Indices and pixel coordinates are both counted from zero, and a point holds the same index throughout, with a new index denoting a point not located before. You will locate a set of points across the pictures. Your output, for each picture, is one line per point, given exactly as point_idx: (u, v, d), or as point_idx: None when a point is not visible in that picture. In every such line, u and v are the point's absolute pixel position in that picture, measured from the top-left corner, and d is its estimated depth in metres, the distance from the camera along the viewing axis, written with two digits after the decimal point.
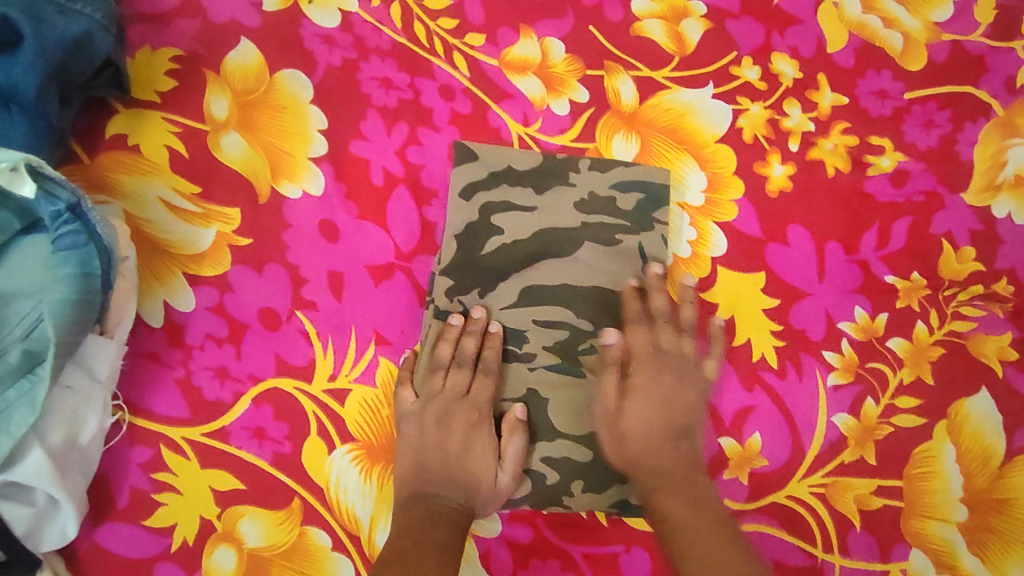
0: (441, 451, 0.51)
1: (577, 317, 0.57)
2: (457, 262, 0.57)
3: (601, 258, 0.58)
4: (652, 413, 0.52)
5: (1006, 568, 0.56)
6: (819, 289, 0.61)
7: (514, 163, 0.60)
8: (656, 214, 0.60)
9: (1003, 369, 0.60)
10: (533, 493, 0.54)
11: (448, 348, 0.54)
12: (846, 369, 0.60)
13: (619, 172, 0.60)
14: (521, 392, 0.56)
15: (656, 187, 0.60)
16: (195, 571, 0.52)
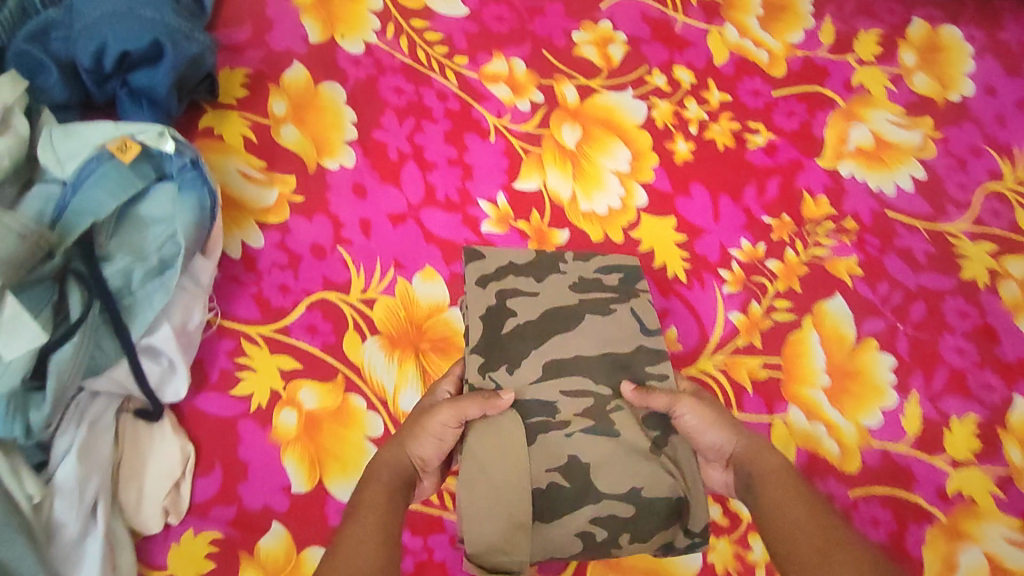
0: (383, 502, 0.59)
1: (597, 383, 0.69)
2: (481, 343, 0.69)
3: (601, 324, 0.72)
4: (715, 432, 0.66)
5: (857, 418, 0.79)
6: (714, 227, 0.84)
7: (514, 258, 0.75)
8: (638, 286, 0.75)
9: (852, 280, 0.84)
10: (586, 547, 0.65)
11: (451, 410, 0.62)
12: (748, 255, 0.83)
13: (597, 260, 0.77)
14: (564, 458, 0.65)
15: (630, 269, 0.77)
16: (268, 425, 0.72)
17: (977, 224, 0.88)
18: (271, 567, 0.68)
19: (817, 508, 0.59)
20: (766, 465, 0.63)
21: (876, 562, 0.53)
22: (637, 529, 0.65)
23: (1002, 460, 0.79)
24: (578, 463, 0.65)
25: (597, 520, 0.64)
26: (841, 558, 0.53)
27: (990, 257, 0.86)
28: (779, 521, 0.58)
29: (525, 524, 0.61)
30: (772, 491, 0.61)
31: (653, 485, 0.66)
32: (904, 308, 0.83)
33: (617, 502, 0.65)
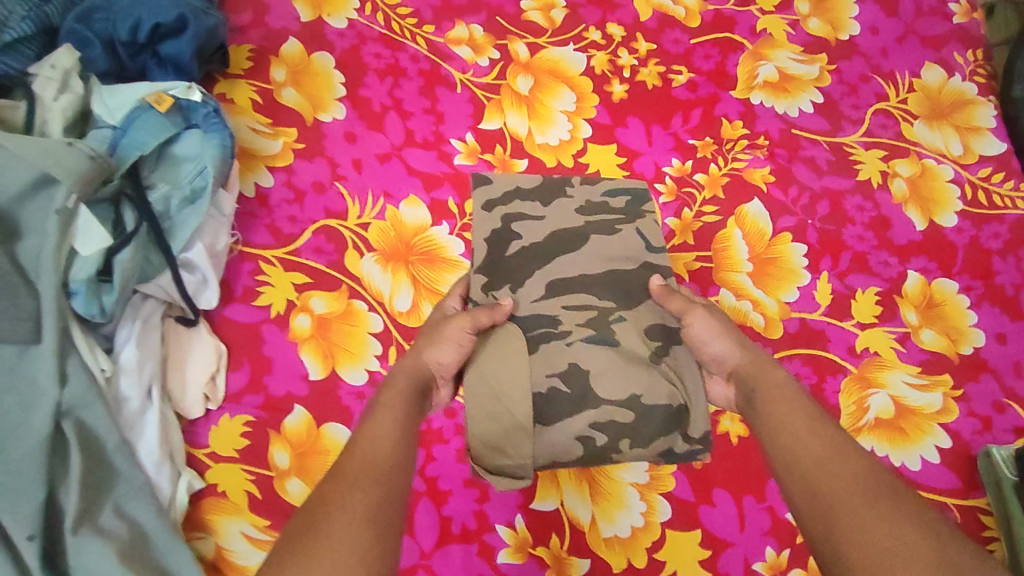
0: (400, 406, 0.66)
1: (601, 299, 0.82)
2: (484, 263, 0.84)
3: (606, 242, 0.86)
4: (720, 342, 0.75)
5: (780, 295, 0.94)
6: (649, 149, 1.00)
7: (519, 184, 0.89)
8: (644, 207, 0.90)
9: (768, 187, 1.00)
10: (584, 454, 0.76)
11: (467, 319, 0.74)
12: (679, 171, 0.99)
13: (602, 185, 0.92)
14: (564, 366, 0.77)
15: (637, 190, 0.91)
16: (286, 329, 0.85)
17: (867, 135, 1.05)
18: (298, 443, 0.80)
19: (815, 421, 0.66)
20: (769, 381, 0.71)
21: (869, 474, 0.61)
22: (635, 435, 0.76)
23: (899, 321, 0.94)
24: (577, 370, 0.77)
25: (594, 425, 0.75)
26: (839, 464, 0.62)
27: (881, 160, 1.03)
28: (780, 433, 0.66)
29: (526, 426, 0.73)
30: (769, 403, 0.70)
31: (653, 392, 0.77)
32: (812, 206, 0.99)
33: (616, 409, 0.76)
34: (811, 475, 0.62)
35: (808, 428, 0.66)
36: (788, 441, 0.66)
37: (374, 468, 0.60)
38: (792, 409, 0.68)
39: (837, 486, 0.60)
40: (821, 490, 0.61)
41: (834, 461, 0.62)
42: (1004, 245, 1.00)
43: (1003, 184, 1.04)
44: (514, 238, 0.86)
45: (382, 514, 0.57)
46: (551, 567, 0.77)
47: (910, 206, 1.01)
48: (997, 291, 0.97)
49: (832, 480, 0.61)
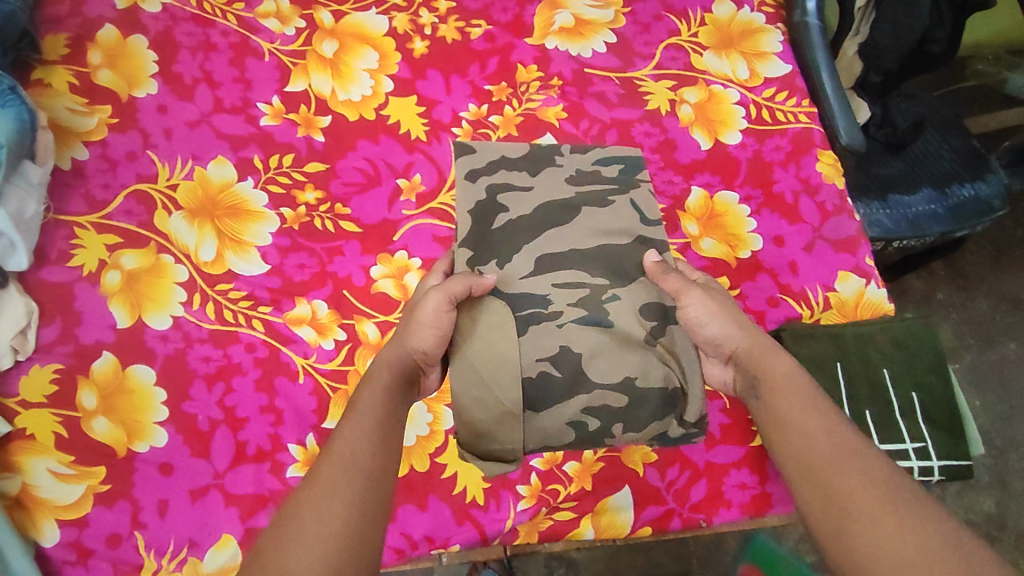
0: (379, 403, 0.71)
1: (591, 276, 0.86)
2: (471, 237, 0.89)
3: (601, 214, 0.92)
4: (715, 323, 0.82)
5: None
6: (447, 98, 1.07)
7: (505, 154, 0.97)
8: (638, 176, 0.97)
9: (560, 123, 1.07)
10: (579, 436, 0.83)
11: (441, 296, 0.78)
12: (475, 115, 1.06)
13: (595, 153, 0.99)
14: (556, 349, 0.82)
15: (631, 160, 0.99)
16: (96, 285, 0.91)
17: (657, 68, 1.12)
18: (105, 385, 0.86)
19: (824, 416, 0.73)
20: (774, 370, 0.78)
21: (874, 466, 0.68)
22: (626, 418, 0.83)
23: (681, 233, 1.01)
24: (569, 352, 0.82)
25: (587, 409, 0.82)
26: (848, 460, 0.68)
27: (669, 90, 1.10)
28: (789, 426, 0.74)
29: (514, 411, 0.79)
30: (774, 393, 0.77)
31: (644, 374, 0.83)
32: (601, 136, 1.06)
33: (610, 393, 0.82)
34: (823, 469, 0.69)
35: (815, 425, 0.73)
36: (793, 433, 0.73)
37: (347, 469, 0.65)
38: (801, 405, 0.75)
39: (848, 481, 0.67)
40: (832, 485, 0.67)
41: (845, 456, 0.69)
42: (785, 156, 1.07)
43: (786, 101, 1.11)
44: (502, 210, 0.92)
45: (364, 511, 0.63)
46: None
47: (696, 128, 1.08)
48: (777, 199, 1.04)
49: (841, 475, 0.68)
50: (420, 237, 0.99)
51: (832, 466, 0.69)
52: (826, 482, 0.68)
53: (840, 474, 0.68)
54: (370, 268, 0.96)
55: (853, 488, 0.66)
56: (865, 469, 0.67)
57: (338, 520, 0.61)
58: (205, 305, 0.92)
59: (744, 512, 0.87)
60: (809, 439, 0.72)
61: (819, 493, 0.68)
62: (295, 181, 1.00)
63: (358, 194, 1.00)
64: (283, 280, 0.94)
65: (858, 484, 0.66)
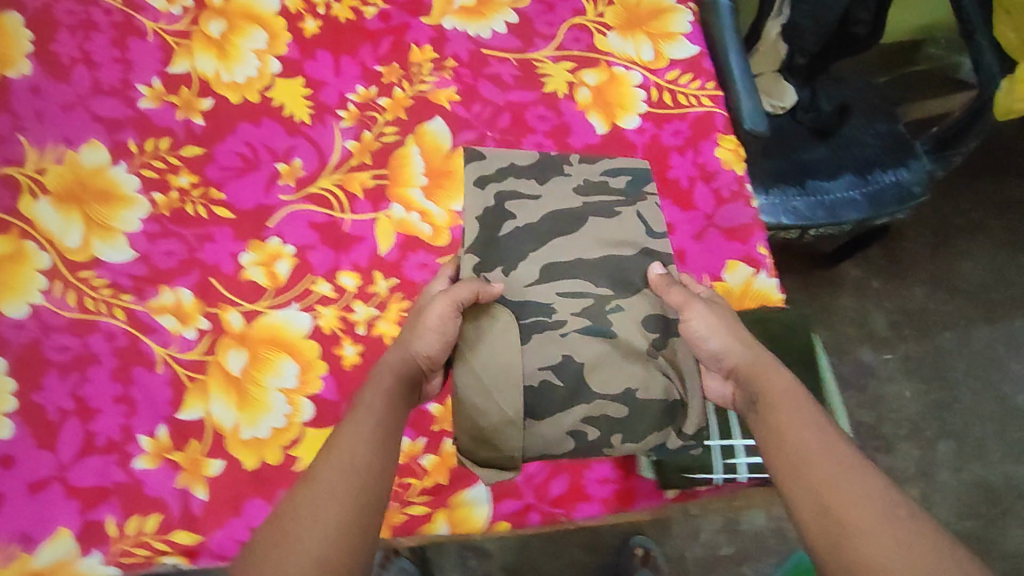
0: (379, 405, 0.70)
1: (594, 286, 0.87)
2: (478, 244, 0.88)
3: (607, 225, 0.92)
4: (717, 335, 0.79)
5: (449, 204, 0.98)
6: (334, 79, 1.03)
7: (515, 160, 0.95)
8: (644, 188, 0.96)
9: (451, 106, 1.03)
10: (577, 446, 0.82)
11: (447, 301, 0.77)
12: (362, 97, 1.03)
13: (603, 163, 0.97)
14: (557, 357, 0.83)
15: (640, 170, 0.97)
16: None
17: (559, 50, 1.07)
18: None
19: (825, 431, 0.69)
20: (775, 385, 0.74)
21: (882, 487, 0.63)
22: (624, 428, 0.83)
23: None
24: (571, 362, 0.82)
25: (585, 419, 0.82)
26: (850, 477, 0.64)
27: (568, 73, 1.06)
28: (786, 440, 0.69)
29: (516, 420, 0.79)
30: (774, 409, 0.72)
31: (645, 386, 0.84)
32: (493, 120, 1.03)
33: (610, 403, 0.83)
34: (827, 487, 0.64)
35: (817, 442, 0.68)
36: (793, 450, 0.68)
37: (340, 472, 0.63)
38: (801, 421, 0.70)
39: (853, 501, 0.62)
40: (834, 504, 0.63)
41: (850, 475, 0.64)
42: (683, 141, 1.03)
43: (689, 84, 1.07)
44: (508, 218, 0.90)
45: (360, 513, 0.61)
46: (183, 469, 0.84)
47: (593, 112, 1.04)
48: (671, 185, 1.01)
49: (845, 494, 0.63)
50: (297, 222, 0.97)
51: (837, 485, 0.64)
52: (827, 502, 0.63)
53: (843, 494, 0.63)
54: (239, 256, 0.95)
55: (858, 509, 0.62)
56: (871, 490, 0.63)
57: (318, 535, 0.59)
58: (66, 293, 0.89)
59: (605, 507, 0.87)
60: (811, 455, 0.67)
61: (819, 511, 0.63)
62: (170, 165, 0.97)
63: (235, 179, 0.98)
64: (150, 268, 0.92)
65: (861, 505, 0.62)
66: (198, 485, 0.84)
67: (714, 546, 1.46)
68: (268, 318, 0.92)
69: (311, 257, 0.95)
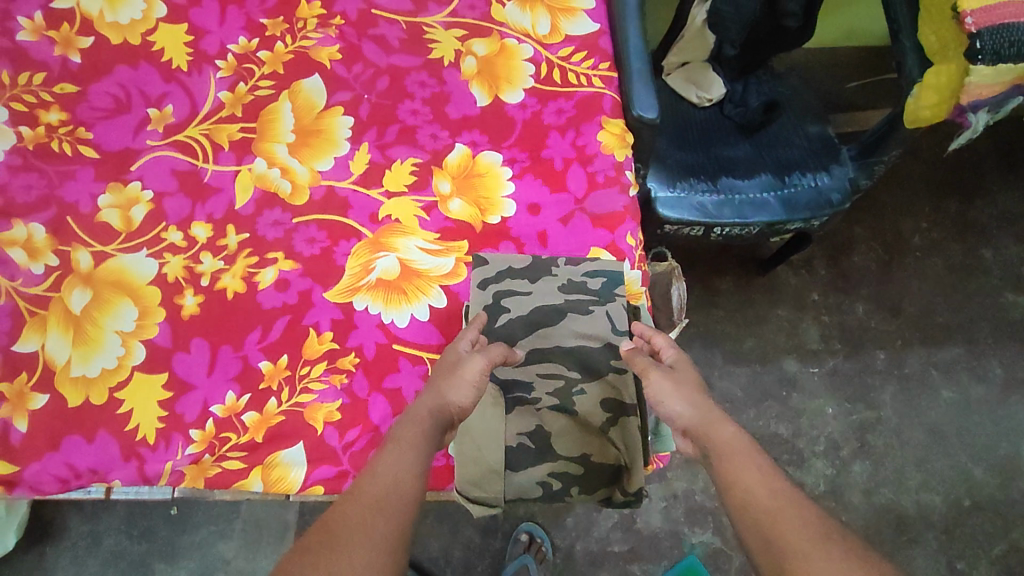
0: (418, 441, 0.64)
1: (566, 368, 0.80)
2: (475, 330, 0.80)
3: (581, 322, 0.81)
4: (672, 397, 0.69)
5: (313, 163, 0.95)
6: (218, 29, 1.03)
7: (511, 263, 0.84)
8: (617, 289, 0.84)
9: (331, 65, 1.01)
10: (544, 494, 0.76)
11: (485, 360, 0.72)
12: (243, 48, 1.02)
13: (587, 263, 0.84)
14: (530, 425, 0.77)
15: (614, 273, 0.85)
16: None
17: (450, 16, 1.05)
18: None
19: (770, 473, 0.60)
20: (721, 437, 0.64)
21: (824, 519, 0.55)
22: (584, 483, 0.76)
23: (429, 191, 0.94)
24: (542, 429, 0.77)
25: (551, 473, 0.76)
26: (794, 515, 0.56)
27: (457, 40, 1.04)
28: (734, 487, 0.60)
29: (497, 469, 0.75)
30: (721, 457, 0.63)
31: (600, 452, 0.77)
32: (371, 82, 1.01)
33: (571, 462, 0.76)
34: (767, 524, 0.56)
35: (759, 479, 0.60)
36: (735, 491, 0.59)
37: (383, 503, 0.58)
38: (746, 457, 0.62)
39: (792, 530, 0.54)
40: (773, 537, 0.55)
41: (788, 506, 0.57)
42: (565, 122, 0.99)
43: (582, 62, 1.03)
44: (497, 314, 0.81)
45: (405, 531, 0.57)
46: (7, 401, 0.81)
47: (475, 82, 1.01)
48: (544, 164, 0.97)
49: (781, 525, 0.55)
50: (158, 168, 0.95)
51: (774, 519, 0.56)
52: (768, 537, 0.55)
53: (780, 523, 0.55)
54: (97, 197, 0.93)
55: (798, 540, 0.54)
56: (803, 517, 0.56)
57: (378, 536, 0.55)
58: None
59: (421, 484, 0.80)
60: (744, 487, 0.59)
61: (763, 549, 0.55)
62: (41, 101, 0.97)
63: (104, 119, 0.97)
64: (4, 199, 0.92)
65: (796, 532, 0.54)
66: (21, 417, 0.81)
67: (606, 543, 1.42)
68: (116, 261, 0.89)
69: (166, 204, 0.93)
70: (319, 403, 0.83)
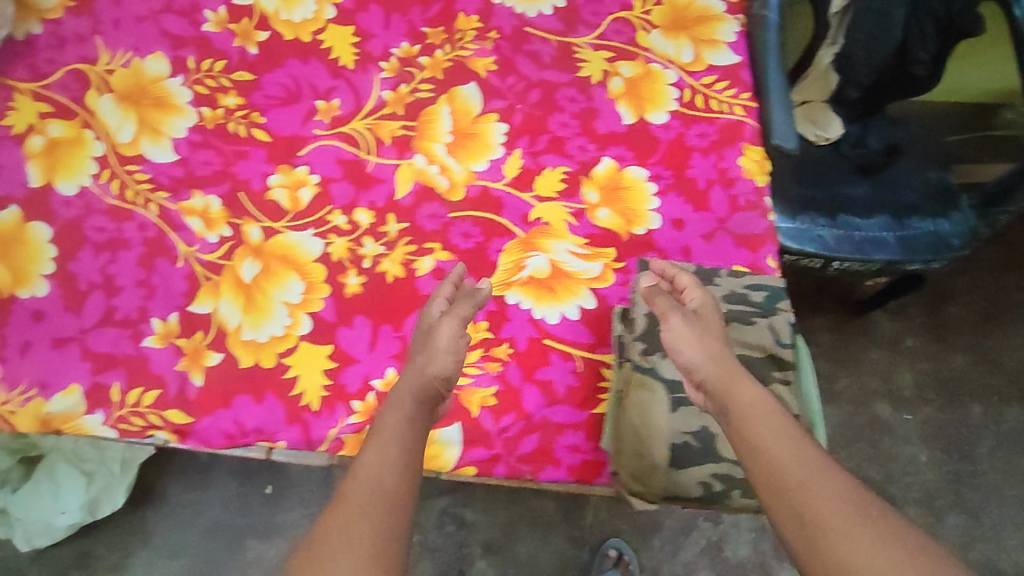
0: (399, 432, 0.75)
1: None
2: (645, 329, 0.88)
3: (742, 333, 0.91)
4: (689, 347, 0.80)
5: (470, 164, 1.01)
6: (383, 33, 1.09)
7: (679, 270, 0.91)
8: (778, 304, 0.92)
9: (487, 75, 1.06)
10: (703, 494, 0.83)
11: (455, 322, 0.81)
12: (406, 52, 1.07)
13: (749, 277, 0.93)
14: (696, 425, 0.84)
15: (774, 287, 0.93)
16: (20, 145, 0.98)
17: (599, 39, 1.10)
18: (5, 233, 0.93)
19: (795, 439, 0.72)
20: (741, 398, 0.75)
21: (849, 487, 0.67)
22: (743, 486, 0.83)
23: (579, 199, 0.99)
24: (708, 430, 0.84)
25: (715, 474, 0.83)
26: (824, 486, 0.67)
27: (605, 61, 1.09)
28: (762, 453, 0.71)
29: (663, 464, 0.83)
30: (747, 420, 0.74)
31: None
32: (524, 93, 1.06)
33: (733, 464, 0.83)
34: (799, 495, 0.67)
35: (787, 447, 0.71)
36: (765, 459, 0.71)
37: (366, 508, 0.68)
38: (772, 424, 0.73)
39: (822, 504, 0.66)
40: (807, 509, 0.66)
41: (817, 477, 0.68)
42: (708, 144, 1.03)
43: (725, 91, 1.08)
44: None
45: (392, 528, 0.68)
46: (185, 355, 0.87)
47: (622, 102, 1.06)
48: (688, 184, 1.01)
49: (812, 498, 0.67)
50: (324, 156, 1.00)
51: (804, 491, 0.67)
52: (802, 509, 0.66)
53: (812, 496, 0.67)
54: (269, 176, 0.99)
55: (828, 509, 0.66)
56: (832, 488, 0.67)
57: (365, 541, 0.66)
58: (110, 181, 0.97)
59: (571, 474, 0.84)
60: (775, 458, 0.70)
61: (796, 519, 0.67)
62: (220, 86, 1.04)
63: (276, 107, 1.03)
64: (186, 172, 0.98)
65: (825, 504, 0.66)
66: (197, 372, 0.87)
67: (691, 568, 1.41)
68: (284, 237, 0.95)
69: (333, 189, 0.98)
70: (473, 387, 0.87)
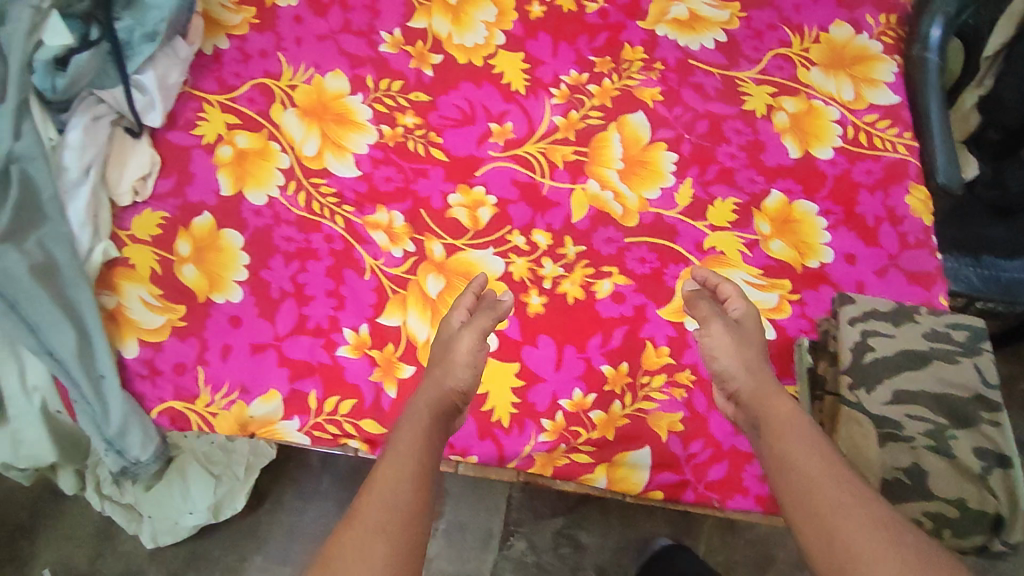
0: (417, 442, 0.75)
1: (935, 414, 0.85)
2: (849, 364, 0.88)
3: (948, 371, 0.87)
4: (728, 356, 0.82)
5: (642, 191, 1.03)
6: (551, 60, 1.12)
7: (878, 305, 0.91)
8: (981, 344, 0.89)
9: (654, 105, 1.09)
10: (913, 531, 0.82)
11: (473, 335, 0.82)
12: (575, 80, 1.11)
13: (947, 315, 0.91)
14: (906, 463, 0.83)
15: (976, 326, 0.90)
16: (211, 154, 1.02)
17: (761, 73, 1.12)
18: (200, 239, 0.96)
19: (827, 457, 0.72)
20: (775, 412, 0.76)
21: (879, 514, 0.66)
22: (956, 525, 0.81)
23: (752, 230, 1.01)
24: (918, 468, 0.83)
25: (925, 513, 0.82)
26: (858, 509, 0.67)
27: (768, 96, 1.11)
28: (792, 468, 0.71)
29: None
30: (778, 434, 0.74)
31: (976, 498, 0.82)
32: (691, 124, 1.08)
33: (945, 504, 0.81)
34: (828, 516, 0.67)
35: (820, 466, 0.70)
36: (797, 475, 0.71)
37: (387, 509, 0.69)
38: (806, 442, 0.73)
39: (851, 526, 0.65)
40: (834, 530, 0.66)
41: (854, 501, 0.67)
42: (874, 181, 1.05)
43: (887, 130, 1.09)
44: (864, 352, 0.88)
45: (412, 542, 0.68)
46: (379, 366, 0.92)
47: (788, 136, 1.08)
48: (857, 220, 1.02)
49: (841, 519, 0.66)
50: (501, 177, 1.03)
51: (834, 512, 0.67)
52: (827, 527, 0.66)
53: (842, 517, 0.66)
54: (448, 195, 1.02)
55: (856, 530, 0.65)
56: (865, 512, 0.66)
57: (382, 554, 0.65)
58: (297, 193, 1.00)
59: (759, 503, 0.86)
60: (809, 475, 0.70)
61: (821, 537, 0.66)
62: (398, 105, 1.07)
63: (452, 128, 1.06)
64: (369, 187, 1.01)
65: (853, 527, 0.65)
66: (390, 383, 0.91)
67: None
68: (466, 255, 0.98)
69: (511, 210, 1.01)
70: (661, 412, 0.90)
